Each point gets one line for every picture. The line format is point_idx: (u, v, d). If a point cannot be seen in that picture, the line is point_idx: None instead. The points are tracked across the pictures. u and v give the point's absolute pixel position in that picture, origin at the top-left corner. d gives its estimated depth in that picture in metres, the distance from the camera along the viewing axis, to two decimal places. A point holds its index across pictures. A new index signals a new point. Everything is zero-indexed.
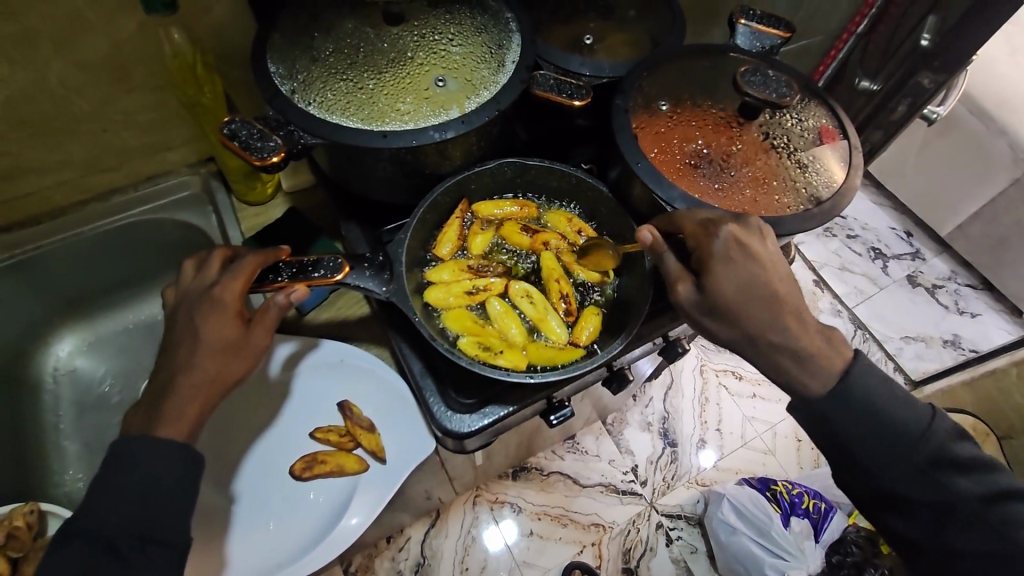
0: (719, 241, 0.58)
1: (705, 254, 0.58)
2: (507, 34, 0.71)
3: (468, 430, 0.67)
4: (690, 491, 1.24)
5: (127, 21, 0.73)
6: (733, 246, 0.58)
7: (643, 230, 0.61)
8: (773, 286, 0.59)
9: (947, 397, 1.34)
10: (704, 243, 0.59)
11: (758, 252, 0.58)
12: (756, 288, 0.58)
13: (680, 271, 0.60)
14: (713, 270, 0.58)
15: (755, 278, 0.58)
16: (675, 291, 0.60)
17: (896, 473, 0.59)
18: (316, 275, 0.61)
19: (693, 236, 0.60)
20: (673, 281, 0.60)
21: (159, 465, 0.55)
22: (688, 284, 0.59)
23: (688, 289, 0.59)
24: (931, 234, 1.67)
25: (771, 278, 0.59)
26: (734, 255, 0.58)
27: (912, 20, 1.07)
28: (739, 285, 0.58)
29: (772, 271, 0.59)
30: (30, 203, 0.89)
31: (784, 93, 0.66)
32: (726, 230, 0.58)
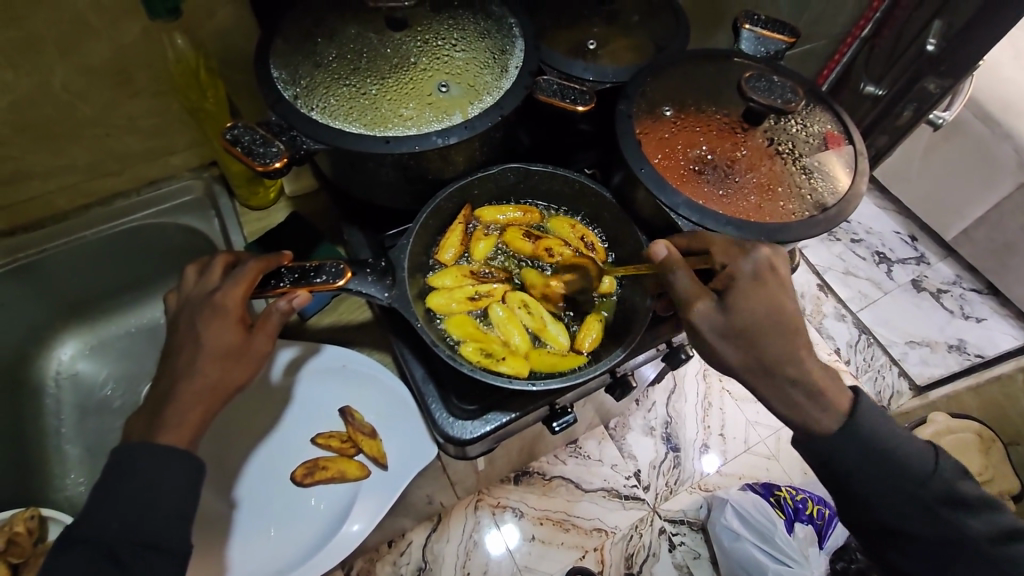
0: (752, 262, 0.59)
1: (737, 273, 0.59)
2: (511, 39, 0.71)
3: (470, 437, 0.67)
4: (693, 496, 1.24)
5: (131, 26, 0.73)
6: (765, 269, 0.59)
7: (657, 244, 0.59)
8: (790, 311, 0.60)
9: (951, 402, 1.33)
10: (737, 262, 0.59)
11: (784, 280, 0.60)
12: (778, 311, 0.59)
13: (698, 290, 0.59)
14: (739, 288, 0.59)
15: (777, 307, 0.59)
16: (691, 309, 0.59)
17: (898, 489, 0.59)
18: (318, 281, 0.62)
19: (725, 254, 0.60)
20: (691, 298, 0.59)
21: (159, 472, 0.54)
22: (706, 303, 0.58)
23: (705, 307, 0.58)
24: (936, 238, 1.66)
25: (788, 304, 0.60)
26: (765, 278, 0.59)
27: (918, 24, 1.06)
28: (763, 309, 0.59)
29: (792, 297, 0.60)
30: (32, 207, 0.89)
31: (789, 99, 0.66)
32: (762, 252, 0.60)
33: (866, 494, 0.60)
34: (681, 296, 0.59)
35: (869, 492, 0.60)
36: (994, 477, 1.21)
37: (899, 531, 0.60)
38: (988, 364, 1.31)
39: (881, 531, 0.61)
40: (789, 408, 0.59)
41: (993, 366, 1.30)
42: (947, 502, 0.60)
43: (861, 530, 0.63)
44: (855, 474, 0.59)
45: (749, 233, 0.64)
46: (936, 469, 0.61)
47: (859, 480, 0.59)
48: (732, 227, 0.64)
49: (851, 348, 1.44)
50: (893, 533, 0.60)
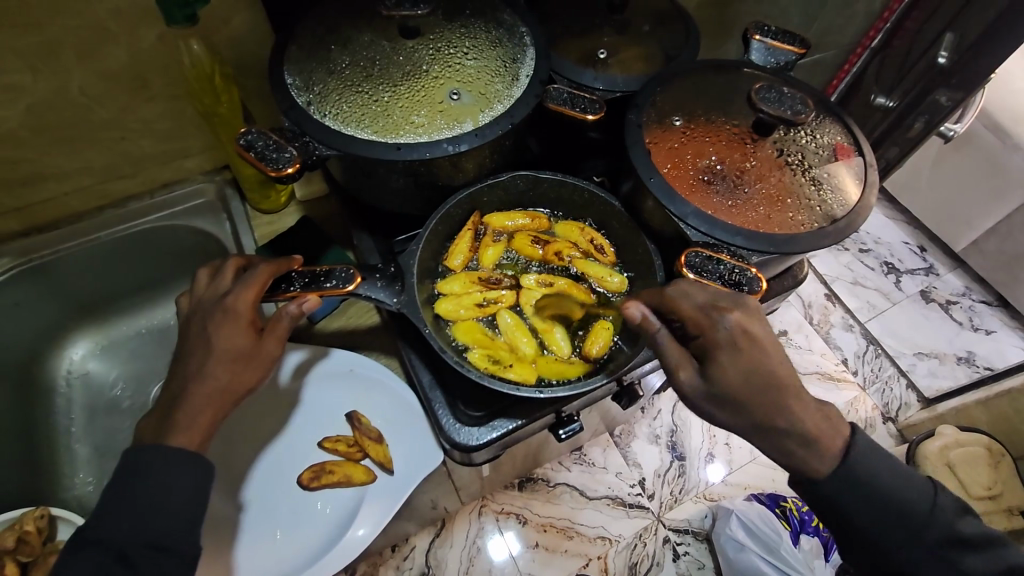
0: (724, 329, 0.57)
1: (710, 341, 0.57)
2: (522, 48, 0.71)
3: (476, 443, 0.67)
4: (699, 505, 1.23)
5: (148, 33, 0.74)
6: (738, 335, 0.57)
7: (630, 307, 0.59)
8: (780, 372, 0.57)
9: (961, 416, 1.31)
10: (709, 329, 0.57)
11: (763, 340, 0.57)
12: (761, 374, 0.56)
13: (680, 357, 0.58)
14: (719, 357, 0.56)
15: (761, 368, 0.56)
16: (676, 376, 0.58)
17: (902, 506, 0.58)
18: (328, 285, 0.62)
19: (696, 322, 0.58)
20: (673, 366, 0.58)
21: (170, 474, 0.55)
22: (689, 370, 0.58)
23: (689, 375, 0.57)
24: (945, 249, 1.65)
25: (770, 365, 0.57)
26: (741, 343, 0.56)
27: (928, 37, 1.09)
28: (745, 376, 0.56)
29: (778, 360, 0.57)
30: (49, 209, 0.90)
31: (799, 110, 0.66)
32: (730, 317, 0.57)
33: (873, 511, 0.59)
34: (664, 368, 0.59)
35: (876, 507, 0.59)
36: (1003, 492, 1.21)
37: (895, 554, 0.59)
38: (997, 377, 1.29)
39: (880, 555, 0.60)
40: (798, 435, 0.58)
41: (1001, 380, 1.28)
42: (944, 515, 0.60)
43: (853, 554, 0.62)
44: (860, 487, 0.59)
45: (758, 244, 0.64)
46: (935, 491, 0.61)
47: (863, 494, 0.59)
48: (742, 237, 0.64)
49: (859, 358, 1.44)
50: (894, 552, 0.59)
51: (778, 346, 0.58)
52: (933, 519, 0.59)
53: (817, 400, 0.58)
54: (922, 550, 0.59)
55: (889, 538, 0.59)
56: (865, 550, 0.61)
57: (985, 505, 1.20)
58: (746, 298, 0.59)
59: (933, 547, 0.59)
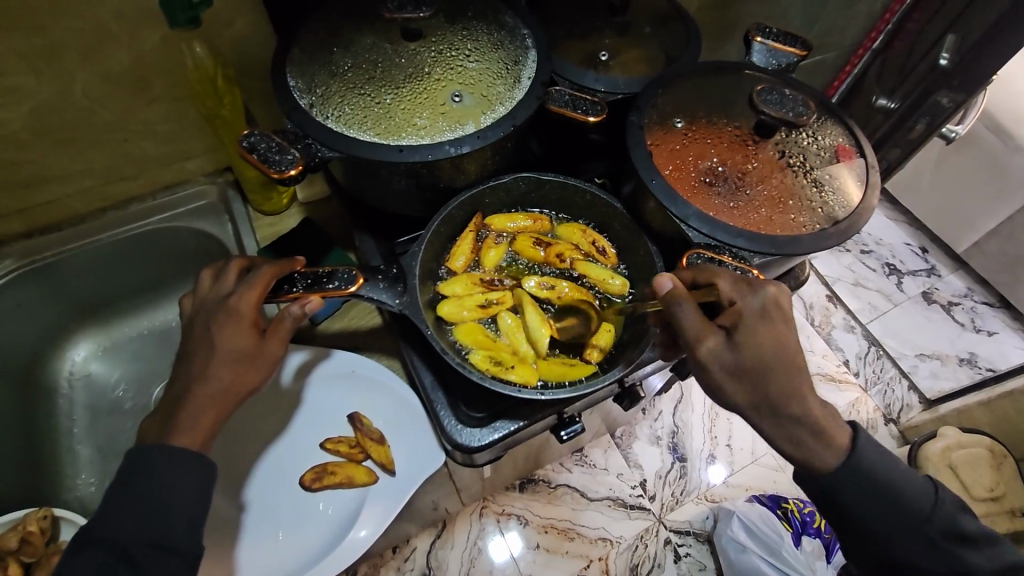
0: (759, 298, 0.58)
1: (742, 310, 0.58)
2: (524, 50, 0.72)
3: (478, 444, 0.67)
4: (700, 507, 1.23)
5: (151, 35, 0.74)
6: (770, 307, 0.58)
7: (661, 278, 0.58)
8: (795, 350, 0.58)
9: (962, 417, 1.31)
10: (743, 298, 0.58)
11: (789, 317, 0.59)
12: (783, 346, 0.58)
13: (705, 326, 0.57)
14: (748, 326, 0.57)
15: (784, 342, 0.58)
16: (699, 344, 0.57)
17: (901, 505, 0.59)
18: (331, 286, 0.62)
19: (732, 290, 0.58)
20: (698, 335, 0.57)
21: (174, 474, 0.55)
22: (715, 339, 0.57)
23: (714, 343, 0.57)
24: (947, 250, 1.65)
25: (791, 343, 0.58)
26: (771, 316, 0.58)
27: (929, 39, 1.10)
28: (770, 346, 0.57)
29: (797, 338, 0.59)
30: (52, 210, 0.90)
31: (801, 113, 0.67)
32: (767, 289, 0.59)
33: (873, 512, 0.59)
34: (683, 335, 0.58)
35: (876, 509, 0.59)
36: (1005, 493, 1.21)
37: (895, 556, 0.59)
38: (997, 380, 1.29)
39: (879, 556, 0.60)
40: (801, 437, 0.58)
41: (1003, 381, 1.28)
42: (944, 515, 0.60)
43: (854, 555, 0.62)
44: (860, 488, 0.59)
45: (760, 245, 0.64)
46: (934, 495, 0.61)
47: (863, 496, 0.59)
48: (743, 239, 0.64)
49: (861, 360, 1.44)
50: (895, 554, 0.59)
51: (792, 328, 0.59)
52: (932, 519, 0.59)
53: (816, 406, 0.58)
54: (922, 552, 0.59)
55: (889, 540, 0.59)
56: (865, 552, 0.61)
57: (986, 507, 1.20)
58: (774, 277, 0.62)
59: (934, 548, 0.59)
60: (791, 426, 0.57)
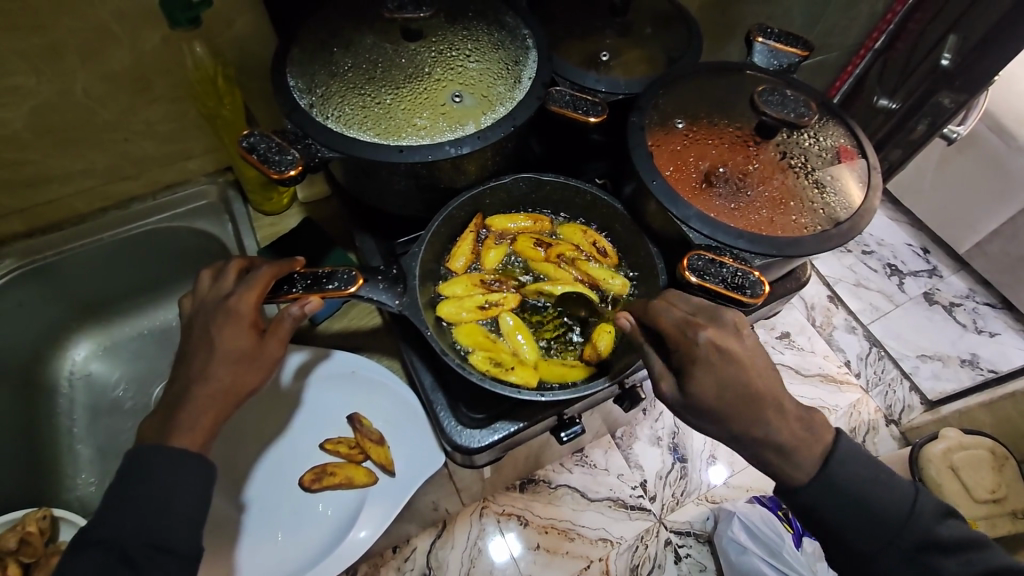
0: (699, 345, 0.57)
1: (687, 357, 0.57)
2: (524, 51, 0.71)
3: (478, 445, 0.67)
4: (700, 507, 1.23)
5: (152, 35, 0.74)
6: (713, 351, 0.57)
7: (619, 317, 0.61)
8: (757, 384, 0.57)
9: (964, 418, 1.30)
10: (685, 345, 0.57)
11: (739, 355, 0.57)
12: (739, 387, 0.56)
13: (661, 368, 0.59)
14: (695, 373, 0.56)
15: (739, 381, 0.56)
16: (658, 388, 0.59)
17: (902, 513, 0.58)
18: (331, 286, 0.62)
19: (673, 338, 0.58)
20: (657, 377, 0.59)
21: (172, 475, 0.55)
22: (669, 381, 0.59)
23: (670, 386, 0.58)
24: (949, 251, 1.65)
25: (748, 379, 0.57)
26: (716, 361, 0.56)
27: (932, 38, 1.09)
28: (721, 387, 0.56)
29: (754, 370, 0.57)
30: (53, 210, 0.90)
31: (802, 114, 0.67)
32: (703, 333, 0.57)
33: (873, 517, 0.58)
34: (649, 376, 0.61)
35: (876, 515, 0.58)
36: (1006, 495, 1.20)
37: (897, 563, 0.59)
38: (1000, 380, 1.28)
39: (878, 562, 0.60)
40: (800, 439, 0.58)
41: (1005, 382, 1.27)
42: (942, 518, 0.60)
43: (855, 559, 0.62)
44: (861, 493, 0.58)
45: (761, 247, 0.64)
46: (934, 505, 0.60)
47: (863, 500, 0.58)
48: (744, 240, 0.64)
49: (862, 360, 1.43)
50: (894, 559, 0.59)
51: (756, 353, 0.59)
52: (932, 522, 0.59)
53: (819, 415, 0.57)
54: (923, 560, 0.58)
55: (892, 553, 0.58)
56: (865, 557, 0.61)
57: (986, 509, 1.18)
58: (725, 310, 0.60)
59: (934, 553, 0.58)
60: (790, 429, 0.57)
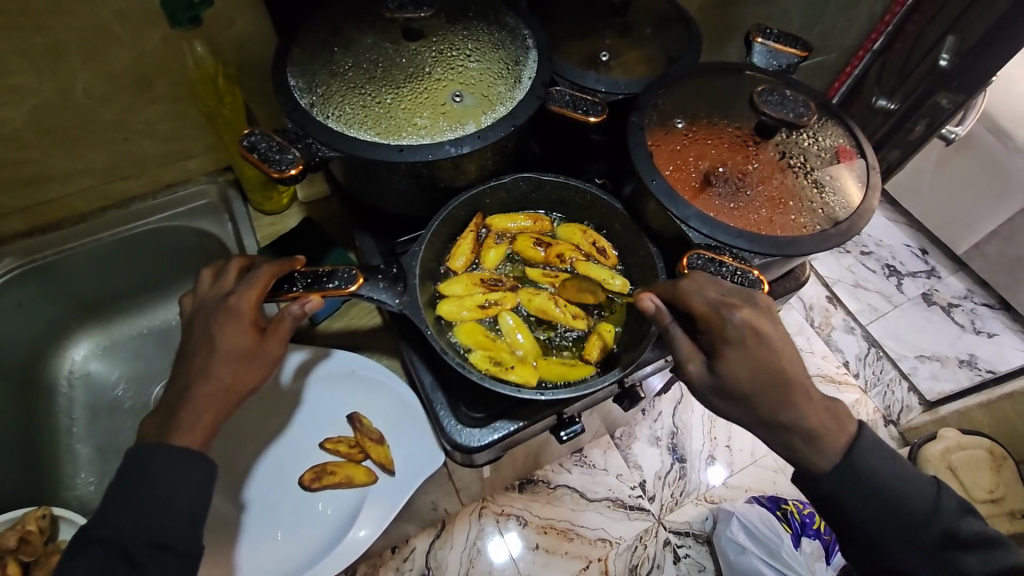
0: (733, 324, 0.56)
1: (719, 336, 0.57)
2: (524, 50, 0.72)
3: (478, 445, 0.67)
4: (699, 508, 1.23)
5: (152, 34, 0.74)
6: (747, 330, 0.56)
7: (644, 297, 0.59)
8: (785, 367, 0.57)
9: (962, 418, 1.30)
10: (718, 326, 0.57)
11: (770, 336, 0.57)
12: (768, 368, 0.56)
13: (689, 349, 0.58)
14: (727, 352, 0.56)
15: (767, 363, 0.56)
16: (684, 369, 0.58)
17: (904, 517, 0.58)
18: (331, 286, 0.62)
19: (705, 317, 0.58)
20: (682, 358, 0.58)
21: (173, 474, 0.55)
22: (698, 362, 0.58)
23: (697, 367, 0.58)
24: (947, 252, 1.65)
25: (778, 361, 0.57)
26: (748, 341, 0.56)
27: (931, 39, 1.10)
28: (750, 370, 0.56)
29: (784, 355, 0.57)
30: (52, 209, 0.90)
31: (802, 114, 0.67)
32: (738, 314, 0.57)
33: (873, 517, 0.58)
34: (673, 358, 0.59)
35: (875, 513, 0.59)
36: (1005, 495, 1.20)
37: (896, 560, 0.59)
38: (999, 380, 1.28)
39: (877, 562, 0.60)
40: (801, 440, 0.58)
41: (1003, 382, 1.27)
42: (940, 517, 0.60)
43: (855, 560, 0.62)
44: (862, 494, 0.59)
45: (760, 246, 0.64)
46: (935, 503, 0.61)
47: (864, 499, 0.59)
48: (744, 240, 0.64)
49: (860, 361, 1.44)
50: (895, 559, 0.59)
51: (786, 339, 0.58)
52: (932, 523, 0.59)
53: (813, 416, 0.58)
54: (921, 557, 0.59)
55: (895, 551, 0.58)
56: (866, 557, 0.61)
57: (986, 509, 1.19)
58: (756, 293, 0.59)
59: (932, 553, 0.58)
60: (787, 431, 0.57)
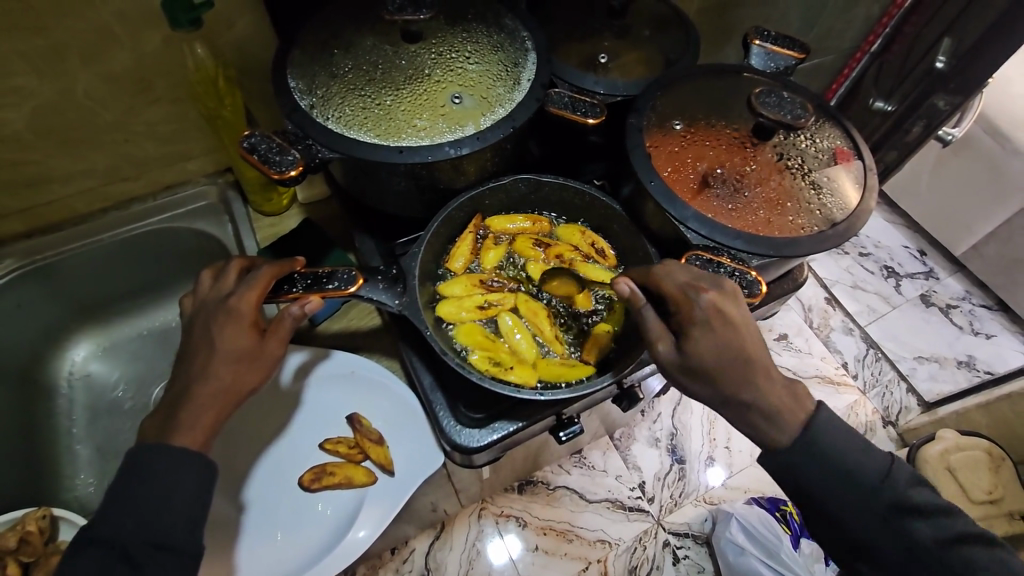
0: (700, 307, 0.57)
1: (687, 318, 0.58)
2: (523, 53, 0.72)
3: (477, 445, 0.68)
4: (698, 509, 1.23)
5: (153, 36, 0.75)
6: (713, 313, 0.57)
7: (620, 282, 0.60)
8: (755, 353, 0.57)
9: (960, 419, 1.29)
10: (686, 308, 0.58)
11: (739, 319, 0.58)
12: (734, 351, 0.57)
13: (659, 330, 0.59)
14: (693, 334, 0.57)
15: (736, 346, 0.57)
16: (653, 349, 0.59)
17: (905, 520, 0.58)
18: (330, 286, 0.62)
19: (677, 300, 0.59)
20: (652, 339, 0.59)
21: (173, 474, 0.55)
22: (667, 343, 0.59)
23: (666, 348, 0.59)
24: (945, 253, 1.65)
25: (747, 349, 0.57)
26: (715, 323, 0.57)
27: (927, 41, 1.11)
28: (717, 352, 0.57)
29: (752, 338, 0.57)
30: (53, 210, 0.90)
31: (799, 115, 0.67)
32: (706, 296, 0.57)
33: None
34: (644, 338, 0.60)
35: None
36: (1004, 496, 1.20)
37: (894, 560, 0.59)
38: (998, 381, 1.28)
39: None
40: (798, 441, 0.58)
41: (1002, 383, 1.27)
42: None
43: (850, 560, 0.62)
44: None
45: (758, 247, 0.65)
46: None
47: None
48: (741, 241, 0.65)
49: (859, 362, 1.44)
50: None
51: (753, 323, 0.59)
52: None
53: (808, 417, 0.58)
54: None
55: (895, 557, 0.57)
56: None
57: (985, 510, 1.19)
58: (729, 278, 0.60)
59: None
60: (784, 432, 0.57)
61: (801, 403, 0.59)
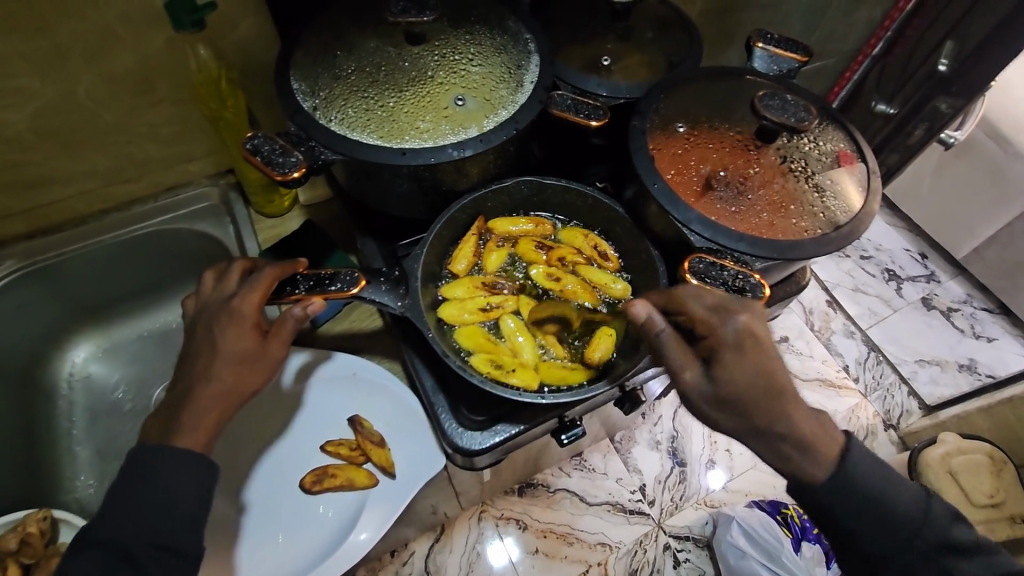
0: (730, 330, 0.57)
1: (717, 341, 0.57)
2: (526, 55, 0.72)
3: (479, 448, 0.67)
4: (699, 512, 1.23)
5: (155, 37, 0.75)
6: (744, 336, 0.57)
7: (636, 306, 0.59)
8: (779, 375, 0.57)
9: (962, 423, 1.30)
10: (716, 330, 0.58)
11: (766, 341, 0.58)
12: (765, 375, 0.57)
13: (684, 356, 0.58)
14: (724, 358, 0.57)
15: (763, 369, 0.57)
16: (680, 376, 0.58)
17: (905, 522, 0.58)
18: (333, 288, 0.62)
19: (704, 322, 0.58)
20: (679, 366, 0.58)
21: (174, 475, 0.55)
22: (695, 370, 0.57)
23: (694, 375, 0.57)
24: (947, 257, 1.65)
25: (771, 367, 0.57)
26: (746, 346, 0.57)
27: (929, 44, 1.11)
28: (749, 375, 0.56)
29: (777, 360, 0.58)
30: (54, 210, 0.90)
31: (802, 118, 0.67)
32: (738, 318, 0.58)
33: (872, 522, 0.58)
34: (668, 368, 0.58)
35: (875, 518, 0.59)
36: (1005, 500, 1.19)
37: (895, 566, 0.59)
38: (999, 385, 1.28)
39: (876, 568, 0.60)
40: (800, 444, 0.58)
41: (1003, 387, 1.27)
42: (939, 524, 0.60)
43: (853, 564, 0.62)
44: (862, 499, 0.59)
45: (762, 250, 0.64)
46: (933, 507, 0.61)
47: (864, 503, 0.59)
48: (745, 244, 0.65)
49: (860, 365, 1.44)
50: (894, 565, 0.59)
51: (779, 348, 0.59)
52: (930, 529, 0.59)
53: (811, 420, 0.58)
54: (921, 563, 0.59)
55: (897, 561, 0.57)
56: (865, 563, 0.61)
57: (986, 514, 1.18)
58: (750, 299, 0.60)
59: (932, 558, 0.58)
60: (787, 435, 0.57)
61: (829, 435, 0.59)
